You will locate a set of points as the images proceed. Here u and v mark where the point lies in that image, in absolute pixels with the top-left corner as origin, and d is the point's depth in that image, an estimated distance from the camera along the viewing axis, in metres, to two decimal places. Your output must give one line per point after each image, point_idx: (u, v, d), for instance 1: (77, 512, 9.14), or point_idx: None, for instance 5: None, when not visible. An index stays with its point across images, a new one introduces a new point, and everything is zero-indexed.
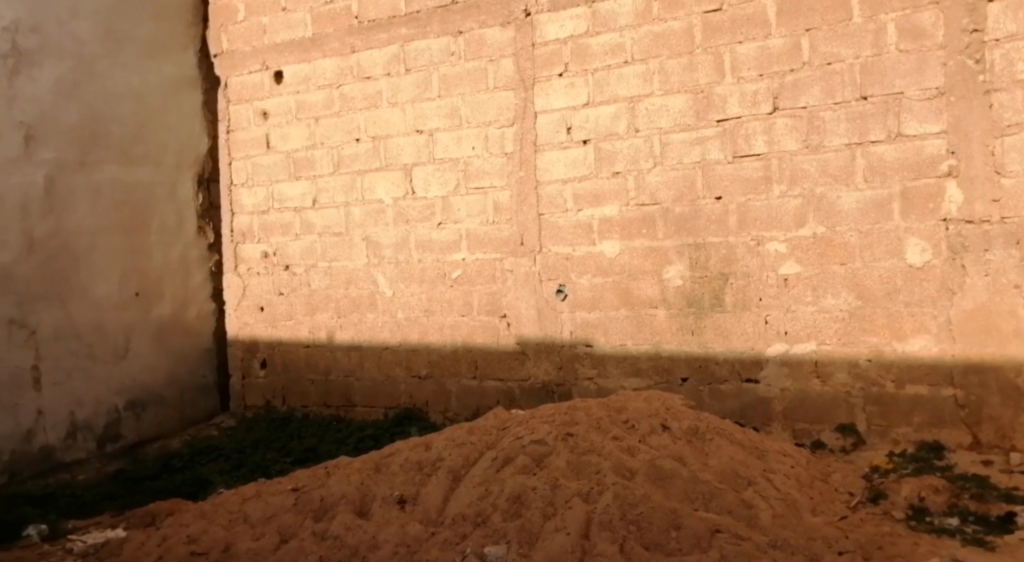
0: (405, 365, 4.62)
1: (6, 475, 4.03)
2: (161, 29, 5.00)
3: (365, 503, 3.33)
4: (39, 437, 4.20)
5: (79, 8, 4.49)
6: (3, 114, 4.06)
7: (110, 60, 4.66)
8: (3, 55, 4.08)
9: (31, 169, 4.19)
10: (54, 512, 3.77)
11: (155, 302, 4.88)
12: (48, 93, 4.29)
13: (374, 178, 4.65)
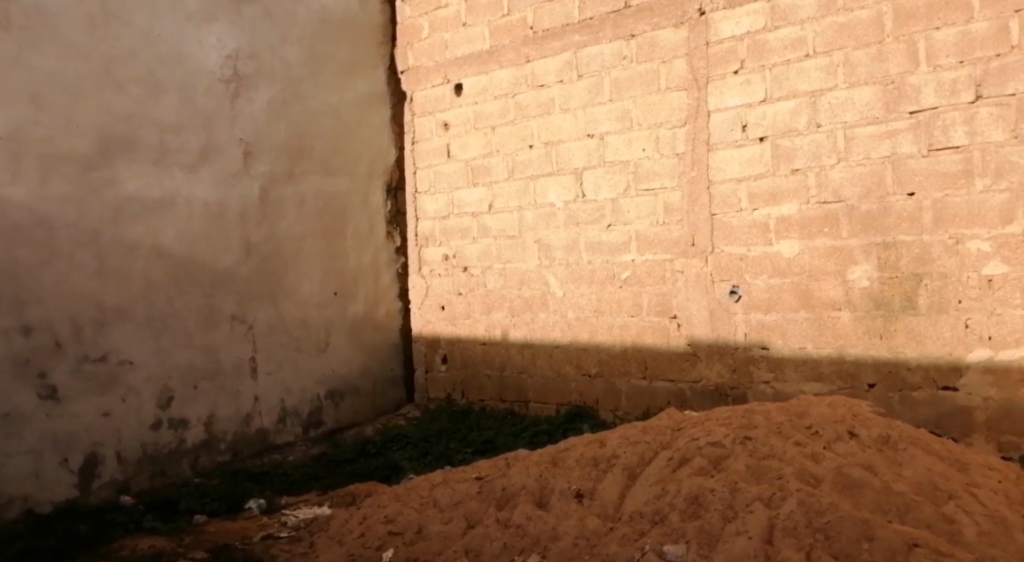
0: (575, 364, 4.75)
1: (230, 453, 4.58)
2: (355, 50, 5.46)
3: (544, 494, 3.50)
4: (256, 421, 4.72)
5: (288, 35, 5.01)
6: (227, 133, 4.62)
7: (313, 81, 5.16)
8: (227, 81, 4.63)
9: (249, 181, 4.73)
10: (270, 488, 4.27)
11: (351, 301, 5.34)
12: (261, 112, 4.82)
13: (547, 183, 4.81)
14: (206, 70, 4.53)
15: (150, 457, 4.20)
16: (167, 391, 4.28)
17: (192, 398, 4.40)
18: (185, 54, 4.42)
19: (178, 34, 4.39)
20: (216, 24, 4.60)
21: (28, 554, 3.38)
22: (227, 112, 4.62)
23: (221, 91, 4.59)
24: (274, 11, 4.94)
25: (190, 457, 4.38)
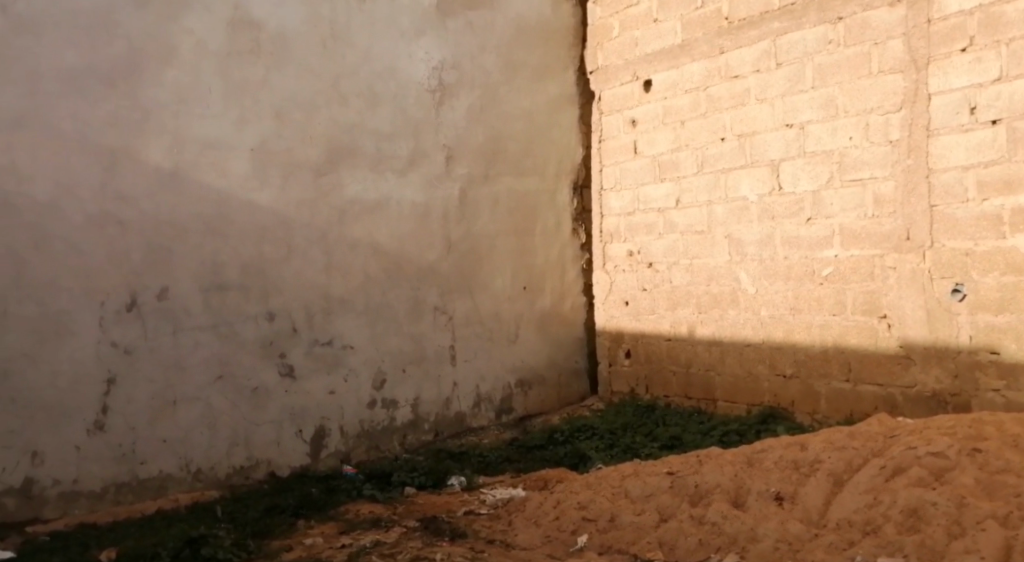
0: (769, 363, 4.57)
1: (434, 432, 5.09)
2: (548, 53, 5.61)
3: (740, 495, 3.43)
4: (455, 404, 5.17)
5: (487, 43, 5.31)
6: (432, 139, 5.09)
7: (509, 85, 5.41)
8: (433, 90, 5.09)
9: (451, 183, 5.17)
10: (469, 467, 4.68)
11: (540, 295, 5.55)
12: (463, 118, 5.21)
13: (740, 176, 4.67)
14: (416, 81, 5.03)
15: (366, 432, 4.88)
16: (380, 374, 4.91)
17: (401, 380, 4.99)
18: (398, 68, 4.97)
19: (393, 51, 4.95)
20: (425, 39, 5.07)
21: (272, 510, 4.18)
22: (433, 119, 5.09)
23: (428, 100, 5.07)
24: (476, 22, 5.28)
25: (399, 434, 4.98)
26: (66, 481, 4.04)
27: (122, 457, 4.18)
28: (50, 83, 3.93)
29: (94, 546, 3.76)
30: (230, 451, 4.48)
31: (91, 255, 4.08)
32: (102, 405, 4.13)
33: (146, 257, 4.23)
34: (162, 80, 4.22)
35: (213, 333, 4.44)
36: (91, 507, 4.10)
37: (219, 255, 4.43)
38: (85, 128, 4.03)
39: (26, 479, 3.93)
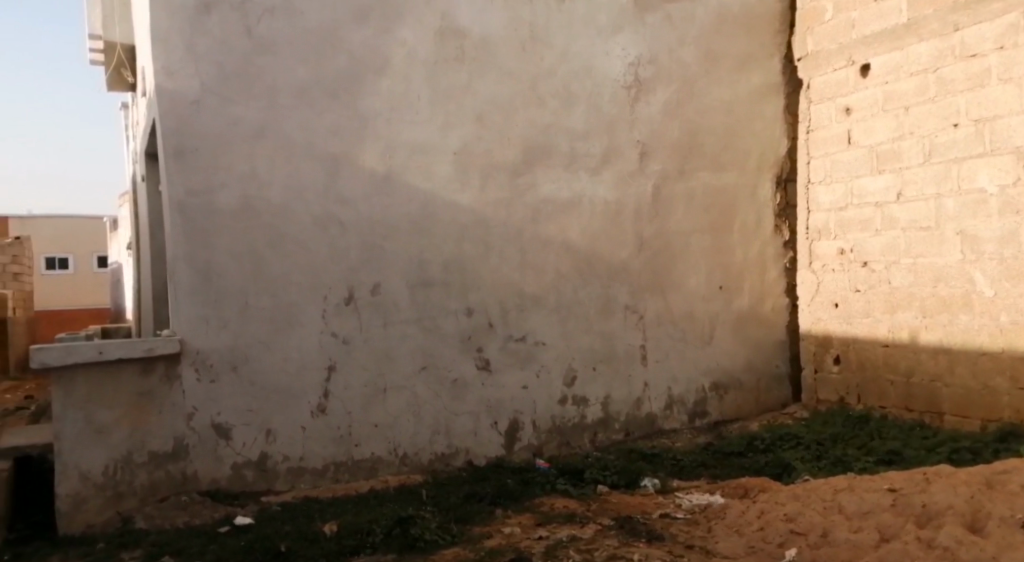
0: (1010, 376, 4.08)
1: (624, 432, 5.06)
2: (752, 41, 5.37)
3: (977, 519, 3.11)
4: (646, 405, 5.11)
5: (686, 35, 5.19)
6: (627, 136, 5.06)
7: (708, 78, 5.25)
8: (628, 87, 5.06)
9: (645, 180, 5.10)
10: (663, 469, 4.59)
11: (737, 295, 5.34)
12: (659, 113, 5.13)
13: (976, 166, 4.21)
14: (612, 78, 5.02)
15: (558, 428, 4.94)
16: (572, 371, 4.96)
17: (593, 378, 5.00)
18: (595, 66, 4.98)
19: (590, 49, 4.98)
20: (623, 35, 5.05)
21: (471, 497, 4.35)
22: (628, 115, 5.05)
23: (624, 96, 5.04)
24: (676, 14, 5.17)
25: (590, 431, 5.00)
26: (294, 458, 4.49)
27: (339, 439, 4.57)
28: (285, 96, 4.39)
29: (317, 518, 4.13)
30: (432, 439, 4.72)
31: (315, 252, 4.50)
32: (324, 390, 4.54)
33: (361, 255, 4.58)
34: (378, 89, 4.56)
35: (417, 326, 4.70)
36: (314, 482, 4.53)
37: (425, 253, 4.69)
38: (313, 136, 4.46)
39: (262, 454, 4.43)
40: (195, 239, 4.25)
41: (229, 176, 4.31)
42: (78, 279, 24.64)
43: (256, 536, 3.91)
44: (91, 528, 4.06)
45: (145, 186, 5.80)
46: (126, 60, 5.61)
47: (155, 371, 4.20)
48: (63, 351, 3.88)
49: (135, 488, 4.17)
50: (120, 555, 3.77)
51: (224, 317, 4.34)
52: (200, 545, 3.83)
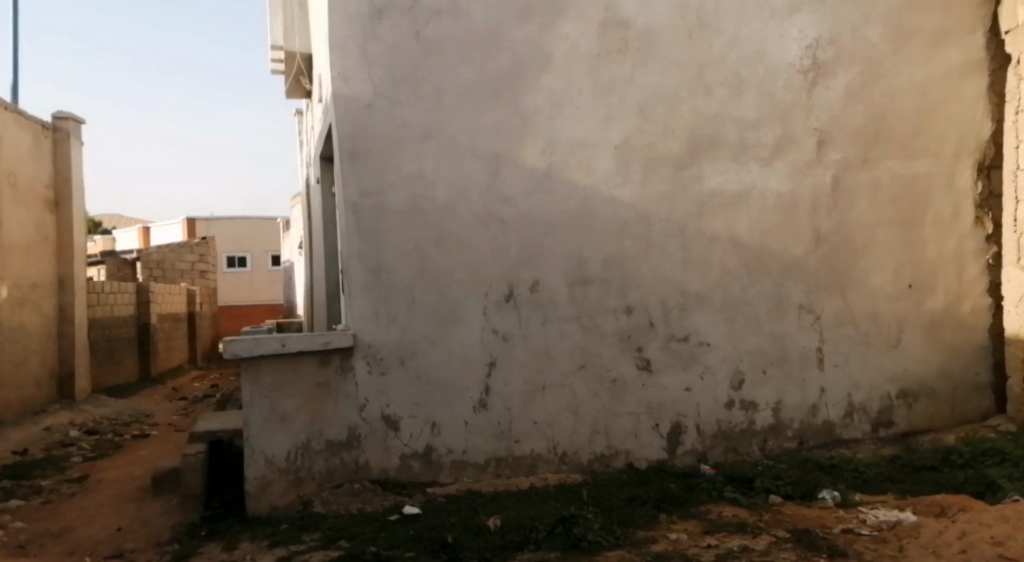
0: None
1: (798, 439, 4.77)
2: (949, 15, 4.90)
3: None
4: (822, 412, 4.79)
5: (872, 13, 4.82)
6: (803, 124, 4.76)
7: (897, 58, 4.85)
8: (805, 71, 4.76)
9: (823, 170, 4.78)
10: (843, 482, 4.28)
11: (929, 294, 4.90)
12: (840, 98, 4.79)
13: None
14: (786, 63, 4.74)
15: (724, 433, 4.73)
16: (739, 374, 4.73)
17: (763, 382, 4.75)
18: (768, 51, 4.73)
19: (763, 33, 4.73)
20: (799, 17, 4.76)
21: (635, 500, 4.24)
22: (805, 102, 4.76)
23: (800, 81, 4.75)
24: None
25: (760, 438, 4.75)
26: (457, 451, 4.58)
27: (500, 435, 4.61)
28: (450, 98, 4.52)
29: (481, 511, 4.17)
30: (591, 438, 4.66)
31: (477, 250, 4.57)
32: (485, 385, 4.60)
33: (521, 252, 4.60)
34: (539, 86, 4.58)
35: (577, 325, 4.65)
36: (476, 476, 4.60)
37: (584, 250, 4.64)
38: (476, 135, 4.55)
39: (428, 446, 4.56)
40: (367, 237, 4.48)
41: (398, 177, 4.50)
42: (257, 277, 28.98)
43: (424, 526, 4.01)
44: (275, 509, 4.35)
45: (316, 188, 6.15)
46: (304, 69, 5.95)
47: (331, 363, 4.45)
48: (252, 344, 4.22)
49: (314, 473, 4.42)
50: (302, 536, 4.02)
51: (393, 313, 4.52)
52: (373, 531, 3.99)
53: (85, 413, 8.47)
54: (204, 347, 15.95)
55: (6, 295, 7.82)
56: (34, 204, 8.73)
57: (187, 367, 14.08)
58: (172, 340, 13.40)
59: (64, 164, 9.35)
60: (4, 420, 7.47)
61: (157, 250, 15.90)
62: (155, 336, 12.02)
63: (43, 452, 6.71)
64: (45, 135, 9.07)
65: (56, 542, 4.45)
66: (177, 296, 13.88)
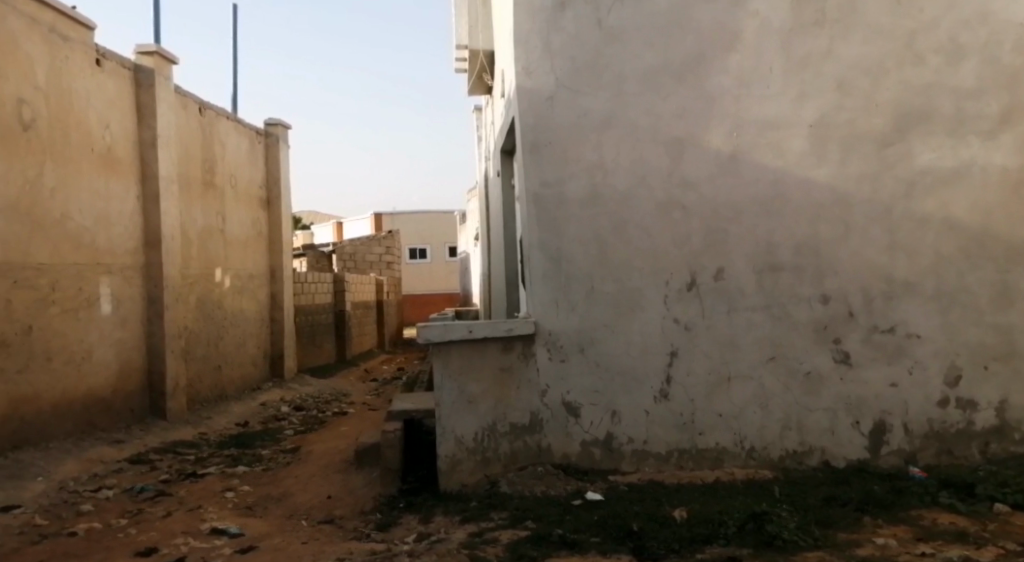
0: None
1: None
2: None
3: None
4: None
5: None
6: None
7: None
8: None
9: None
10: None
11: None
12: None
13: None
14: (1016, 23, 4.27)
15: (937, 434, 4.34)
16: (956, 369, 4.32)
17: (984, 378, 4.31)
18: (993, 10, 4.27)
19: None
20: None
21: (833, 500, 3.99)
22: None
23: None
24: None
25: (980, 440, 4.32)
26: (639, 440, 4.54)
27: (683, 426, 4.52)
28: (632, 85, 4.49)
29: (666, 502, 4.12)
30: (782, 433, 4.44)
31: (659, 238, 4.49)
32: (666, 375, 4.52)
33: (705, 240, 4.47)
34: (727, 67, 4.43)
35: (765, 314, 4.44)
36: (658, 466, 4.53)
37: (774, 236, 4.42)
38: (659, 121, 4.48)
39: (609, 434, 4.56)
40: (548, 227, 4.56)
41: (578, 167, 4.53)
42: (436, 266, 31.94)
43: (608, 512, 4.02)
44: (464, 487, 4.54)
45: (495, 180, 6.32)
46: (486, 65, 6.14)
47: (514, 349, 4.58)
48: (443, 330, 4.42)
49: (499, 455, 4.58)
50: (491, 514, 4.19)
51: (573, 302, 4.57)
52: (558, 514, 4.07)
53: (291, 391, 9.39)
54: (391, 334, 17.12)
55: (229, 285, 8.80)
56: (252, 203, 9.73)
57: (377, 352, 15.17)
58: (364, 326, 14.46)
59: (274, 166, 10.33)
60: (228, 396, 8.47)
61: (349, 242, 17.21)
62: (350, 322, 13.03)
63: (260, 426, 7.51)
64: (260, 140, 10.06)
65: (277, 505, 5.10)
66: (367, 285, 14.93)
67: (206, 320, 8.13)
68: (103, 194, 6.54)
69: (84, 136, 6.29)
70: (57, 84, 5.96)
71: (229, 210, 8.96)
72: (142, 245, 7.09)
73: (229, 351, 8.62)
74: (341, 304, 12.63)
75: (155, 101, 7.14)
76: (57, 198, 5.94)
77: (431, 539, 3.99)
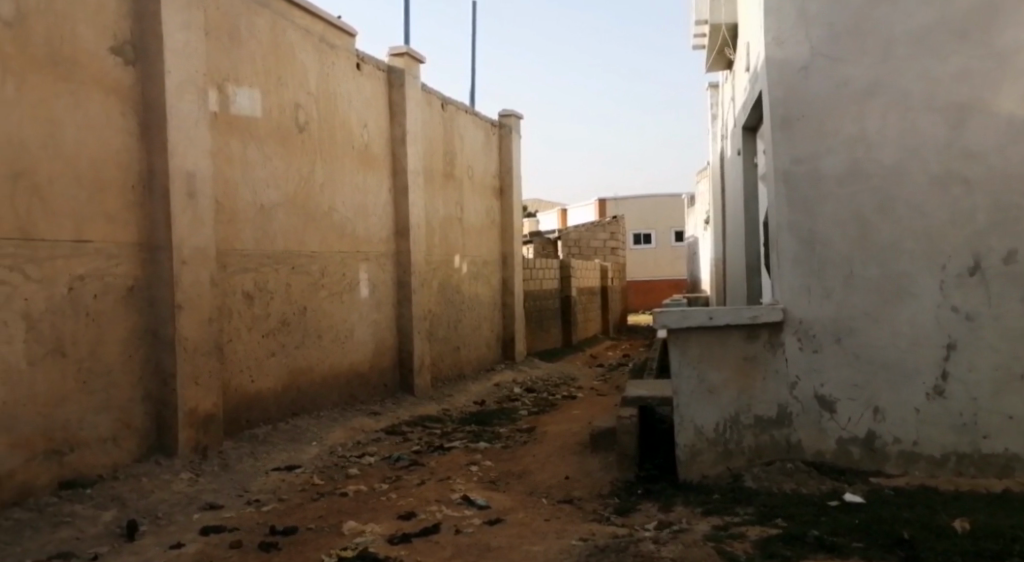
0: None
1: None
2: None
3: None
4: None
5: None
6: None
7: None
8: None
9: None
10: None
11: None
12: None
13: None
14: None
15: None
16: None
17: None
18: None
19: None
20: None
21: None
22: None
23: None
24: None
25: None
26: (906, 442, 4.13)
27: (963, 427, 4.04)
28: (903, 47, 4.07)
29: (942, 511, 3.68)
30: None
31: (934, 217, 4.03)
32: (942, 370, 4.05)
33: (993, 218, 3.94)
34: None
35: None
36: (931, 471, 4.09)
37: None
38: (935, 87, 4.02)
39: (870, 432, 4.19)
40: (799, 207, 4.26)
41: (837, 141, 4.18)
42: (662, 252, 32.48)
43: (872, 517, 3.68)
44: (706, 478, 4.41)
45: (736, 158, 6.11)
46: (729, 39, 5.89)
47: (759, 338, 4.34)
48: (680, 315, 4.30)
49: (743, 448, 4.38)
50: (736, 509, 4.03)
51: (828, 288, 4.23)
52: (812, 514, 3.80)
53: (521, 373, 9.80)
54: (616, 319, 17.29)
55: (467, 270, 9.34)
56: (486, 191, 10.21)
57: (603, 338, 15.38)
58: (590, 311, 14.69)
59: (506, 155, 10.75)
60: (466, 375, 9.04)
61: (574, 229, 17.61)
62: (575, 307, 13.30)
63: (497, 405, 7.90)
64: (494, 132, 10.52)
65: (518, 482, 5.34)
66: (593, 271, 15.14)
67: (447, 304, 8.72)
68: (362, 187, 7.23)
69: (347, 135, 6.99)
70: (325, 89, 6.68)
71: (467, 200, 9.49)
72: (393, 234, 7.74)
73: (466, 333, 9.17)
74: (568, 289, 12.92)
75: (405, 99, 7.73)
76: (325, 193, 6.66)
77: (674, 528, 3.92)
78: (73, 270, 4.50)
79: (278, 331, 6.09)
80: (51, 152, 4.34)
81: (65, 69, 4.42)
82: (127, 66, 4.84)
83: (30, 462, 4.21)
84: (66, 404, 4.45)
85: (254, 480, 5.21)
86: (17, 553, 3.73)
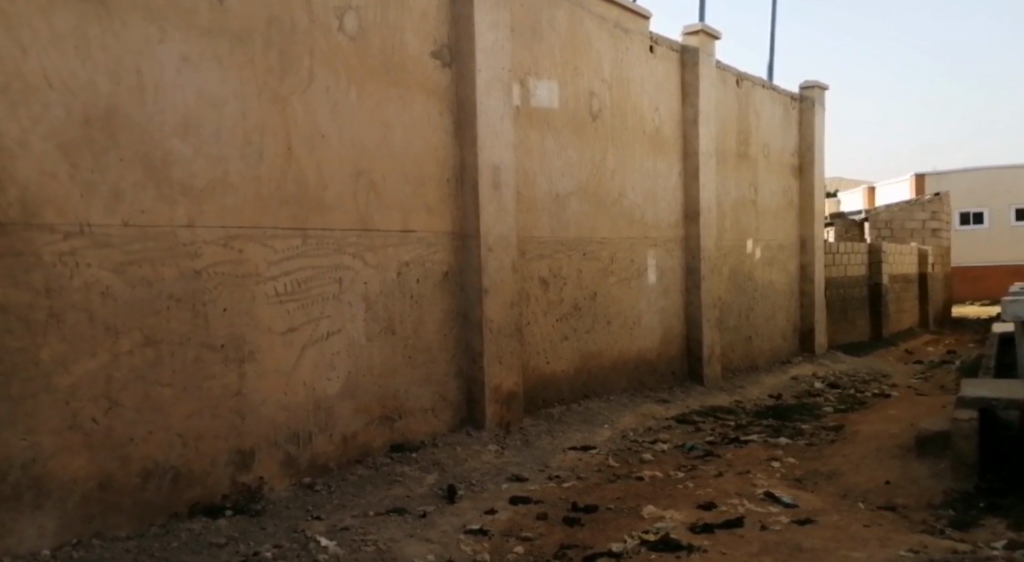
0: None
1: None
2: None
3: None
4: None
5: None
6: None
7: None
8: None
9: None
10: None
11: None
12: None
13: None
14: None
15: None
16: None
17: None
18: None
19: None
20: None
21: None
22: None
23: None
24: None
25: None
26: None
27: None
28: None
29: None
30: None
31: None
32: None
33: None
34: None
35: None
36: None
37: None
38: None
39: None
40: None
41: None
42: (982, 236, 28.63)
43: None
44: None
45: None
46: None
47: None
48: None
49: None
50: None
51: None
52: None
53: (822, 368, 9.18)
54: (936, 311, 15.41)
55: (760, 256, 8.92)
56: (784, 171, 9.66)
57: (919, 331, 13.82)
58: (903, 301, 13.27)
59: (807, 130, 10.06)
60: (760, 366, 8.68)
61: (886, 209, 16.15)
62: (887, 296, 12.08)
63: (796, 399, 7.45)
64: (794, 106, 9.92)
65: (829, 483, 4.93)
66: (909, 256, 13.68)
67: (738, 291, 8.39)
68: (652, 172, 7.20)
69: (639, 120, 7.00)
70: (619, 75, 6.74)
71: (761, 180, 9.05)
72: (682, 219, 7.62)
73: (760, 322, 8.78)
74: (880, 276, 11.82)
75: (698, 79, 7.55)
76: (617, 178, 6.73)
77: None
78: (401, 256, 5.00)
79: (572, 315, 6.28)
80: (384, 151, 4.86)
81: (396, 75, 4.92)
82: (445, 68, 5.28)
83: (369, 425, 4.77)
84: (396, 375, 4.97)
85: (554, 457, 5.41)
86: (363, 503, 4.24)
